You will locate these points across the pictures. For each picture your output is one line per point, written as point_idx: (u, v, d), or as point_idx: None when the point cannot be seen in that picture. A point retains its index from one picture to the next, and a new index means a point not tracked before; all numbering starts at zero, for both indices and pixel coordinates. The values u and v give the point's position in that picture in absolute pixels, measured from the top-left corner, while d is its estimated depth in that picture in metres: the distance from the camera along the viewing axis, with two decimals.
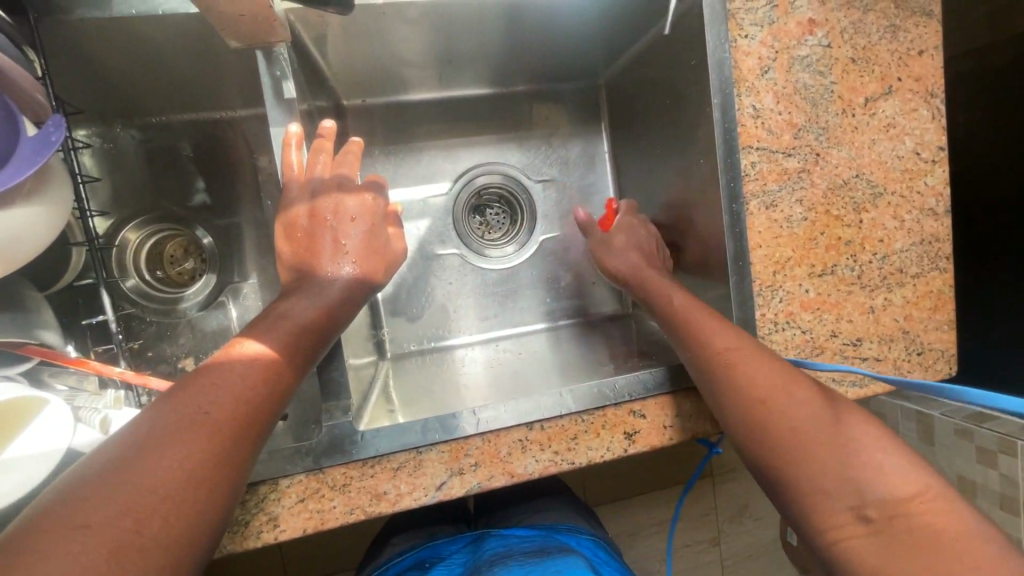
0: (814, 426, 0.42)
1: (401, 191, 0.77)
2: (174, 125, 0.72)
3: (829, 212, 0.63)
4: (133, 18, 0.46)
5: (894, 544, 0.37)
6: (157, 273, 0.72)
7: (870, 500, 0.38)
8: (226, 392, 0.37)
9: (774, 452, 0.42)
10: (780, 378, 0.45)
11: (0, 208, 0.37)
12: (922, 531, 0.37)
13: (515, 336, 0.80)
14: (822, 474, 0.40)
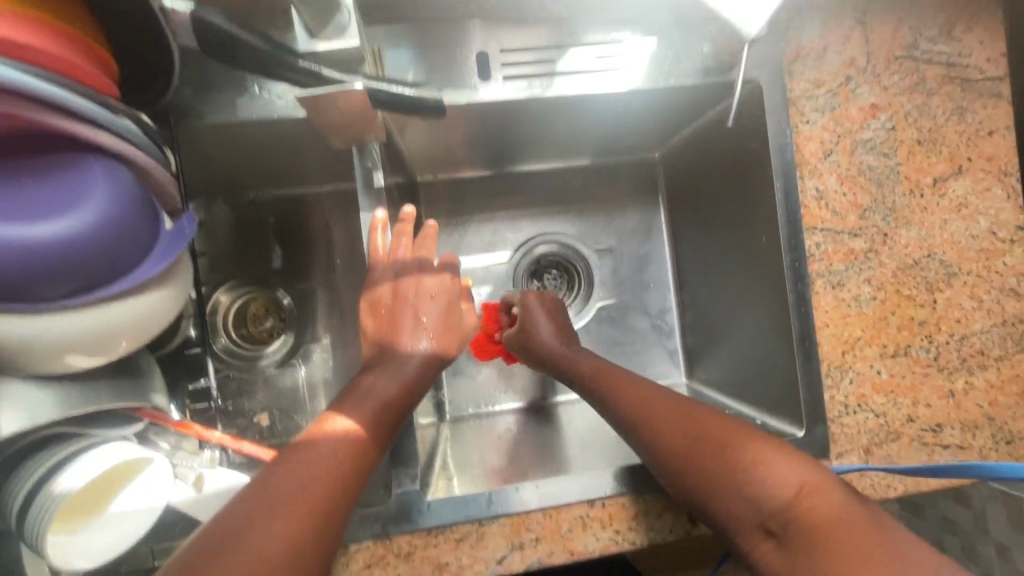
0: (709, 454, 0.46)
1: (466, 260, 0.82)
2: (266, 200, 0.80)
3: (899, 291, 0.61)
4: (251, 122, 0.53)
5: (796, 551, 0.41)
6: (241, 332, 0.78)
7: (769, 515, 0.42)
8: (322, 467, 0.40)
9: (693, 498, 0.46)
10: (681, 412, 0.49)
11: (139, 294, 0.42)
12: (816, 532, 0.40)
13: (567, 401, 0.81)
14: (730, 502, 0.44)
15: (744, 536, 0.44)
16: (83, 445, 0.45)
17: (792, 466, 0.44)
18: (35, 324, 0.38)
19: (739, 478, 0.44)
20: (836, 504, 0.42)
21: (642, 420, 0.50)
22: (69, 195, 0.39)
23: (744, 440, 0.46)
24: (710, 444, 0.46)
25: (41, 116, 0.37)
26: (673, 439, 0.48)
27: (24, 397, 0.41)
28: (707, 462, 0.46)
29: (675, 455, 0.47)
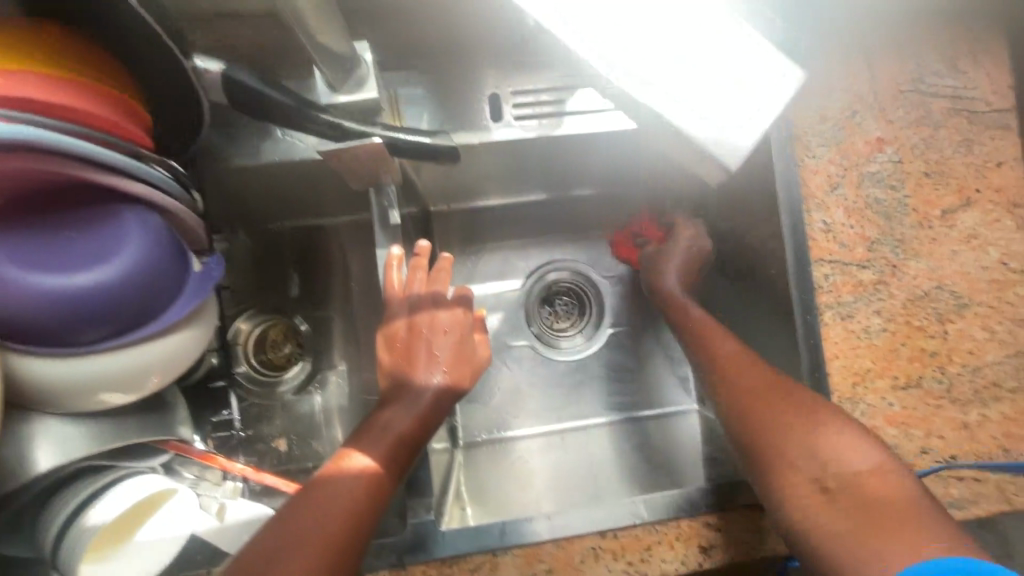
0: (786, 407, 0.53)
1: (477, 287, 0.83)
2: (284, 231, 0.83)
3: (910, 322, 0.62)
4: (275, 164, 0.55)
5: (846, 506, 0.46)
6: (261, 359, 0.80)
7: (830, 474, 0.48)
8: (338, 505, 0.43)
9: (756, 445, 0.53)
10: (779, 380, 0.56)
11: (169, 334, 0.44)
12: (866, 496, 0.46)
13: (586, 425, 0.80)
14: (794, 451, 0.51)
15: (795, 487, 0.49)
16: (114, 477, 0.47)
17: (859, 448, 0.49)
18: (71, 365, 0.41)
19: (807, 439, 0.51)
20: (898, 486, 0.47)
21: (730, 371, 0.58)
22: (104, 245, 0.41)
23: (824, 412, 0.52)
24: (793, 404, 0.53)
25: (88, 174, 0.39)
26: (753, 392, 0.55)
27: (55, 435, 0.43)
28: (780, 419, 0.52)
29: (750, 405, 0.55)
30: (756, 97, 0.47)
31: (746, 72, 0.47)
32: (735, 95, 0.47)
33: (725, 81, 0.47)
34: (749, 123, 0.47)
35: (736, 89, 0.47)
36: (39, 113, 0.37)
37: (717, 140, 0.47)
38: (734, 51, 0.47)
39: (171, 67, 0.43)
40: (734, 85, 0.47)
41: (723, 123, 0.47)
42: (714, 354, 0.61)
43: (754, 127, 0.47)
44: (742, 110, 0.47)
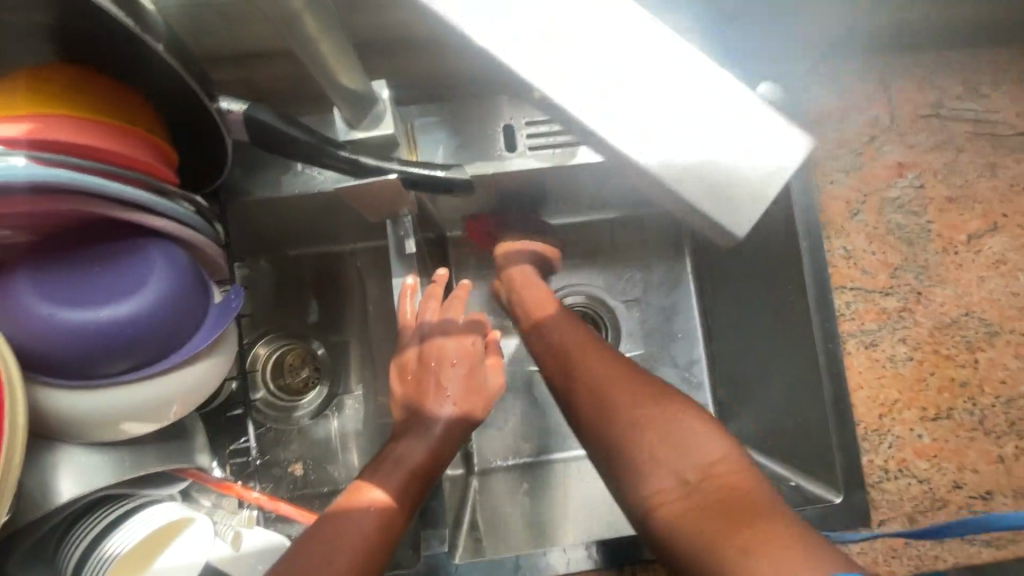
0: (638, 403, 0.49)
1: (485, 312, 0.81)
2: (303, 258, 0.84)
3: (937, 351, 0.60)
4: (296, 196, 0.57)
5: (701, 504, 0.43)
6: (279, 382, 0.81)
7: (689, 466, 0.45)
8: (346, 542, 0.43)
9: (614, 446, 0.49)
10: (627, 372, 0.52)
11: (192, 365, 0.45)
12: (729, 494, 0.43)
13: None
14: (648, 445, 0.47)
15: (655, 485, 0.46)
16: (135, 505, 0.48)
17: (713, 438, 0.47)
18: (93, 397, 0.42)
19: (659, 430, 0.47)
20: (748, 473, 0.45)
21: (583, 365, 0.54)
22: (128, 280, 0.42)
23: (681, 408, 0.49)
24: (644, 393, 0.50)
25: (113, 210, 0.41)
26: (607, 387, 0.51)
27: (77, 465, 0.44)
28: (631, 412, 0.49)
29: (607, 400, 0.50)
30: (761, 163, 0.34)
31: (754, 133, 0.34)
32: (736, 154, 0.33)
33: (719, 132, 0.33)
34: (750, 202, 0.34)
35: (734, 161, 0.33)
36: (66, 152, 0.39)
37: (710, 207, 0.34)
38: (737, 100, 0.34)
39: (197, 106, 0.45)
40: (727, 139, 0.33)
41: (714, 184, 0.34)
42: (563, 356, 0.56)
43: (758, 202, 0.34)
44: (743, 176, 0.34)
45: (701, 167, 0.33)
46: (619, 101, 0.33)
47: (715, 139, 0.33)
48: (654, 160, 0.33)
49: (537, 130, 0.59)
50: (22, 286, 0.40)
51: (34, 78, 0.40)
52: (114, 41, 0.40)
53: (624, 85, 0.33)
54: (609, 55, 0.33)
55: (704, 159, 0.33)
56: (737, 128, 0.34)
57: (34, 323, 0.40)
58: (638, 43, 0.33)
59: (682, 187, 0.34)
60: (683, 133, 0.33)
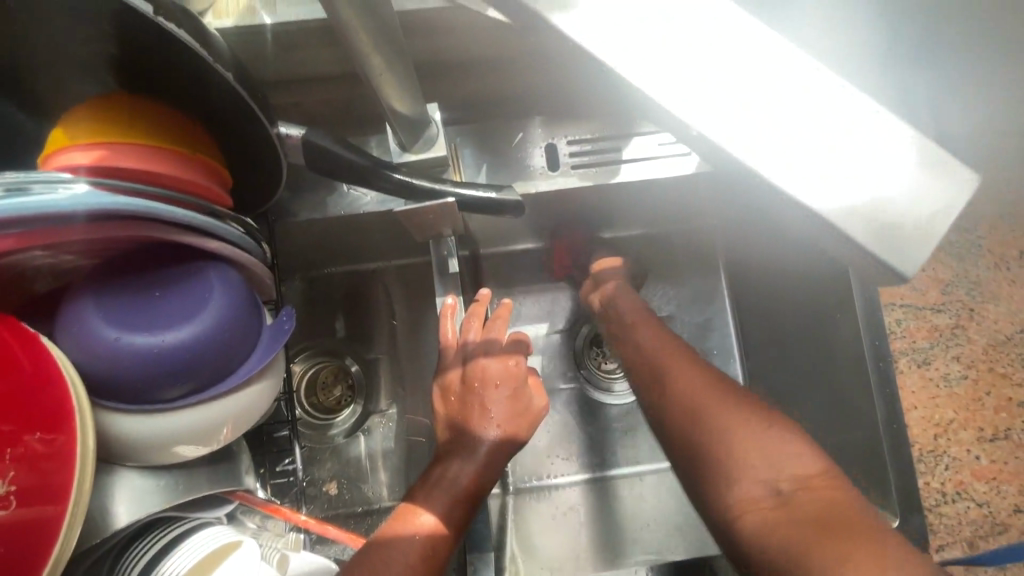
0: (728, 407, 0.48)
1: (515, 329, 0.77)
2: (335, 276, 0.84)
3: (993, 369, 0.58)
4: (340, 217, 0.57)
5: (795, 513, 0.41)
6: (313, 400, 0.81)
7: (784, 477, 0.44)
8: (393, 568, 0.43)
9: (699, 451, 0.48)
10: (717, 381, 0.51)
11: (243, 388, 0.45)
12: (835, 508, 0.40)
13: (658, 470, 0.76)
14: (743, 450, 0.46)
15: (742, 492, 0.44)
16: (189, 526, 0.48)
17: (806, 449, 0.45)
18: (151, 421, 0.42)
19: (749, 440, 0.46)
20: (843, 488, 0.43)
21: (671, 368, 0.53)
22: (188, 303, 0.43)
23: (775, 415, 0.48)
24: (735, 401, 0.49)
25: (173, 235, 0.41)
26: (691, 393, 0.50)
27: (132, 489, 0.45)
28: (716, 421, 0.48)
29: (691, 408, 0.49)
30: (893, 169, 0.26)
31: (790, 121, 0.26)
32: (861, 158, 0.26)
33: (834, 132, 0.26)
34: (903, 227, 0.26)
35: (860, 174, 0.26)
36: (123, 177, 0.40)
37: (834, 220, 0.26)
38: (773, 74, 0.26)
39: (252, 132, 0.45)
40: (785, 137, 0.26)
41: (844, 200, 0.26)
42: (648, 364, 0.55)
43: (917, 234, 0.26)
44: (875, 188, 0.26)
45: (823, 177, 0.26)
46: (709, 97, 0.26)
47: (824, 141, 0.26)
48: (757, 174, 0.26)
49: (579, 148, 0.59)
50: (89, 309, 0.41)
51: (99, 107, 0.40)
52: (173, 70, 0.41)
53: (710, 76, 0.26)
54: (684, 43, 0.26)
55: (825, 164, 0.26)
56: (856, 126, 0.26)
57: (98, 345, 0.40)
58: (715, 26, 0.26)
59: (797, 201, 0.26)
60: (785, 139, 0.26)
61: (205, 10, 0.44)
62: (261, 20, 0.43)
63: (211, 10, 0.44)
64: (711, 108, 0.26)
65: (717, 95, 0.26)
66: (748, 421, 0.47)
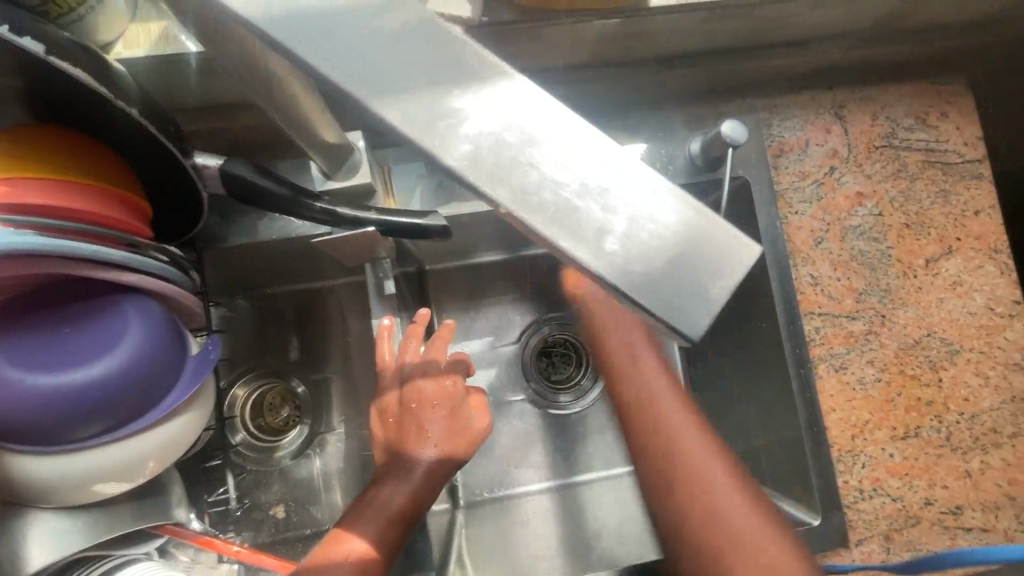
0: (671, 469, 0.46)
1: (462, 344, 0.79)
2: (282, 295, 0.83)
3: (903, 371, 0.62)
4: (272, 242, 0.57)
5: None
6: (258, 423, 0.80)
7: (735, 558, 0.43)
8: None
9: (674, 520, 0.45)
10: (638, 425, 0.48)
11: (169, 421, 0.45)
12: None
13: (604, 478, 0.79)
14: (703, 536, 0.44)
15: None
16: (113, 565, 0.46)
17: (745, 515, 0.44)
18: (69, 462, 0.41)
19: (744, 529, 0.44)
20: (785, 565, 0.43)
21: (668, 448, 0.46)
22: (105, 339, 0.42)
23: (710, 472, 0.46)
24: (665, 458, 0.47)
25: (88, 272, 0.40)
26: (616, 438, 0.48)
27: (50, 530, 0.43)
28: (730, 507, 0.44)
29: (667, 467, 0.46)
30: (672, 223, 0.23)
31: (597, 190, 0.23)
32: (640, 205, 0.23)
33: (601, 192, 0.23)
34: (687, 283, 0.23)
35: (629, 236, 0.23)
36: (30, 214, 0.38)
37: (609, 269, 0.23)
38: (581, 143, 0.23)
39: (170, 162, 0.44)
40: (591, 204, 0.23)
41: (621, 255, 0.23)
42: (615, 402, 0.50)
43: (709, 307, 0.23)
44: (659, 240, 0.23)
45: (595, 224, 0.23)
46: (472, 131, 0.24)
47: (627, 213, 0.23)
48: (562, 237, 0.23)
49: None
50: None
51: (10, 140, 0.39)
52: (82, 99, 0.40)
53: (479, 110, 0.23)
54: (449, 77, 0.24)
55: (600, 210, 0.23)
56: (653, 201, 0.23)
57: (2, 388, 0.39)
58: (493, 67, 0.24)
59: (567, 245, 0.23)
60: (592, 208, 0.23)
61: (115, 41, 0.43)
62: (181, 49, 0.44)
63: (122, 40, 0.44)
64: (473, 146, 0.24)
65: (487, 131, 0.24)
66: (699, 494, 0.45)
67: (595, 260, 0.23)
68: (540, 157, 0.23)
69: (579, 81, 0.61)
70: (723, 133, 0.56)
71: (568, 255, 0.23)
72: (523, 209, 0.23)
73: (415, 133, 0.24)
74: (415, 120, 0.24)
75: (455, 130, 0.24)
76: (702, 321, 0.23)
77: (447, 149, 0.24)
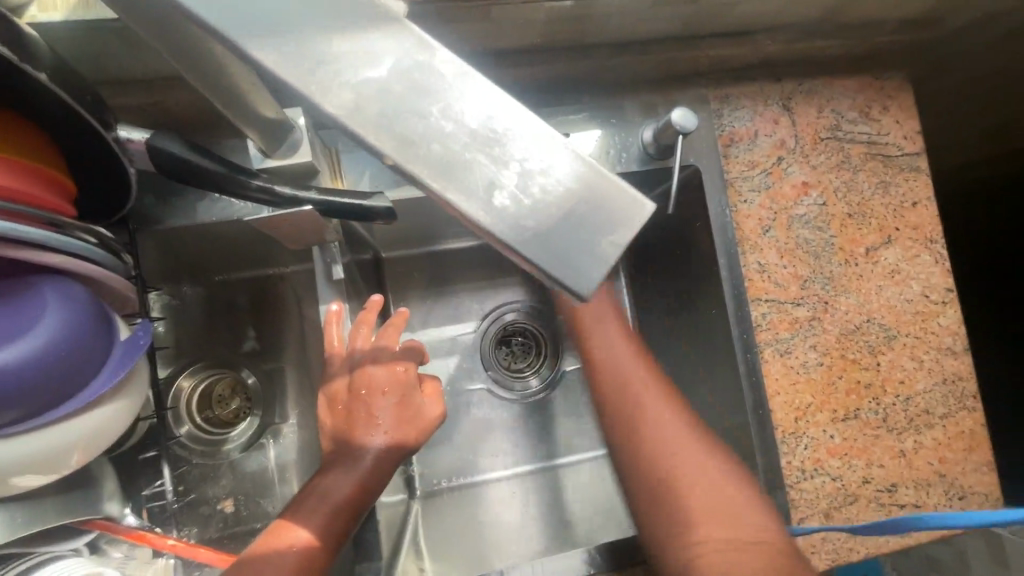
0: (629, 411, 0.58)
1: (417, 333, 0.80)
2: (231, 282, 0.81)
3: (844, 355, 0.64)
4: (213, 223, 0.54)
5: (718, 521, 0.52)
6: (206, 415, 0.76)
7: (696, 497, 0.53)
8: None
9: (628, 447, 0.57)
10: (626, 378, 0.60)
11: (91, 409, 0.43)
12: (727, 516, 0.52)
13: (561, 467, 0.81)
14: (650, 465, 0.55)
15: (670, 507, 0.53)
16: (35, 563, 0.44)
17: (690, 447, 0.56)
18: None
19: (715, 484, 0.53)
20: (733, 488, 0.53)
21: (627, 391, 0.59)
22: (21, 321, 0.39)
23: (654, 405, 0.58)
24: (634, 396, 0.59)
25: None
26: (619, 390, 0.60)
27: None
28: (673, 440, 0.56)
29: (625, 414, 0.58)
30: (560, 177, 0.26)
31: (485, 144, 0.26)
32: (529, 164, 0.26)
33: (490, 147, 0.26)
34: (574, 237, 0.26)
35: (518, 192, 0.26)
36: None
37: (500, 222, 0.25)
38: (468, 97, 0.26)
39: (91, 134, 0.42)
40: (481, 158, 0.26)
41: (511, 210, 0.25)
42: (625, 381, 0.60)
43: (596, 259, 0.26)
44: (546, 196, 0.26)
45: (481, 179, 0.25)
46: (368, 85, 0.26)
47: (516, 170, 0.26)
48: (452, 188, 0.25)
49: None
50: None
51: None
52: None
53: (373, 68, 0.26)
54: (344, 32, 0.26)
55: (488, 166, 0.26)
56: (540, 156, 0.26)
57: None
58: (388, 27, 0.26)
59: (454, 197, 0.25)
60: (482, 162, 0.25)
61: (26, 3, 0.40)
62: (95, 12, 0.41)
63: (36, 3, 0.41)
64: (368, 101, 0.26)
65: (376, 86, 0.26)
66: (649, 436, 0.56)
67: (481, 211, 0.25)
68: (431, 116, 0.26)
69: (534, 66, 0.61)
70: (673, 121, 0.56)
71: (462, 209, 0.25)
72: (411, 162, 0.25)
73: (302, 83, 0.25)
74: (305, 72, 0.25)
75: (349, 84, 0.26)
76: (590, 273, 0.26)
77: (341, 101, 0.25)
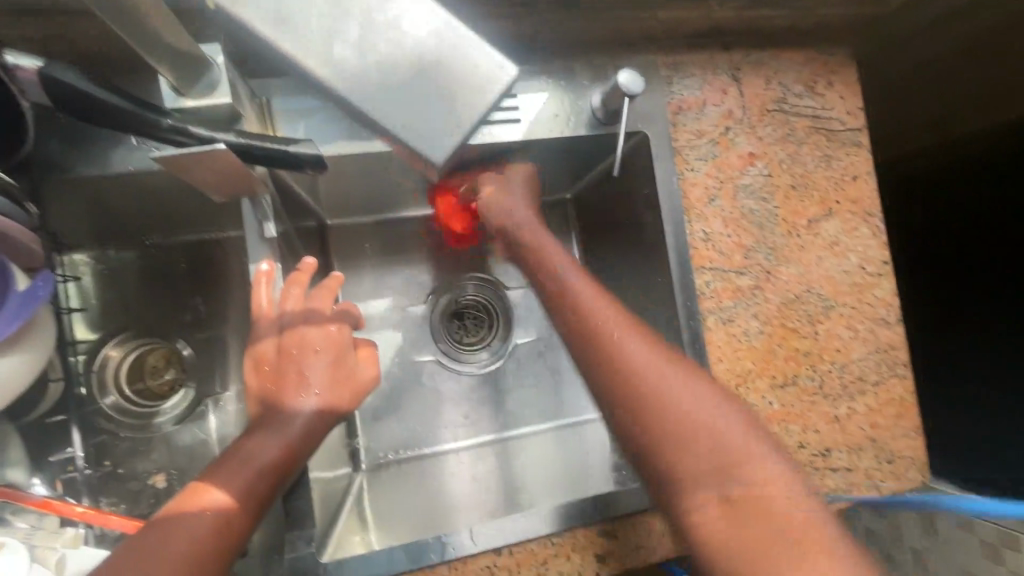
0: (635, 378, 0.51)
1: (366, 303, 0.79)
2: (164, 247, 0.76)
3: (785, 324, 0.66)
4: (130, 173, 0.51)
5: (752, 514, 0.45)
6: (137, 387, 0.72)
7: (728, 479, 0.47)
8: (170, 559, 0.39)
9: (636, 417, 0.50)
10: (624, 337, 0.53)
11: None
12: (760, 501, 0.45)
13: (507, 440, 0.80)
14: (666, 438, 0.48)
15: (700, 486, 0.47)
16: None
17: (713, 414, 0.49)
18: None
19: (710, 420, 0.49)
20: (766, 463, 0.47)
21: (623, 354, 0.52)
22: None
23: (664, 370, 0.51)
24: (639, 360, 0.52)
25: None
26: (618, 354, 0.52)
27: None
28: (690, 408, 0.49)
29: (631, 379, 0.51)
30: (396, 40, 0.35)
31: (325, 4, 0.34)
32: (366, 25, 0.34)
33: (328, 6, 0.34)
34: (418, 93, 0.35)
35: (360, 51, 0.34)
36: None
37: (346, 78, 0.34)
38: None
39: None
40: (322, 15, 0.34)
41: (356, 67, 0.34)
42: (617, 341, 0.52)
43: (436, 119, 0.35)
44: (380, 51, 0.34)
45: (327, 31, 0.34)
46: None
47: (354, 28, 0.34)
48: (298, 42, 0.34)
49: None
50: None
51: None
52: None
53: None
54: None
55: (326, 23, 0.34)
56: (371, 17, 0.34)
57: None
58: None
59: (297, 49, 0.34)
60: (323, 18, 0.34)
61: None
62: None
63: None
64: None
65: None
66: (665, 400, 0.49)
67: (324, 64, 0.34)
68: None
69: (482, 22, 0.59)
70: (620, 83, 0.55)
71: (307, 62, 0.34)
72: (253, 16, 0.34)
73: None
74: None
75: None
76: (436, 138, 0.35)
77: None
